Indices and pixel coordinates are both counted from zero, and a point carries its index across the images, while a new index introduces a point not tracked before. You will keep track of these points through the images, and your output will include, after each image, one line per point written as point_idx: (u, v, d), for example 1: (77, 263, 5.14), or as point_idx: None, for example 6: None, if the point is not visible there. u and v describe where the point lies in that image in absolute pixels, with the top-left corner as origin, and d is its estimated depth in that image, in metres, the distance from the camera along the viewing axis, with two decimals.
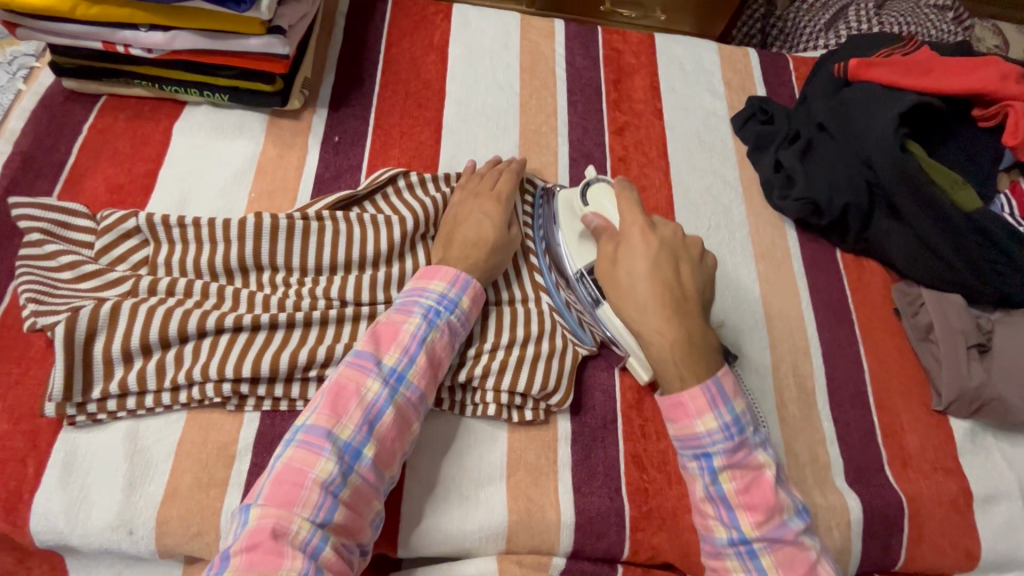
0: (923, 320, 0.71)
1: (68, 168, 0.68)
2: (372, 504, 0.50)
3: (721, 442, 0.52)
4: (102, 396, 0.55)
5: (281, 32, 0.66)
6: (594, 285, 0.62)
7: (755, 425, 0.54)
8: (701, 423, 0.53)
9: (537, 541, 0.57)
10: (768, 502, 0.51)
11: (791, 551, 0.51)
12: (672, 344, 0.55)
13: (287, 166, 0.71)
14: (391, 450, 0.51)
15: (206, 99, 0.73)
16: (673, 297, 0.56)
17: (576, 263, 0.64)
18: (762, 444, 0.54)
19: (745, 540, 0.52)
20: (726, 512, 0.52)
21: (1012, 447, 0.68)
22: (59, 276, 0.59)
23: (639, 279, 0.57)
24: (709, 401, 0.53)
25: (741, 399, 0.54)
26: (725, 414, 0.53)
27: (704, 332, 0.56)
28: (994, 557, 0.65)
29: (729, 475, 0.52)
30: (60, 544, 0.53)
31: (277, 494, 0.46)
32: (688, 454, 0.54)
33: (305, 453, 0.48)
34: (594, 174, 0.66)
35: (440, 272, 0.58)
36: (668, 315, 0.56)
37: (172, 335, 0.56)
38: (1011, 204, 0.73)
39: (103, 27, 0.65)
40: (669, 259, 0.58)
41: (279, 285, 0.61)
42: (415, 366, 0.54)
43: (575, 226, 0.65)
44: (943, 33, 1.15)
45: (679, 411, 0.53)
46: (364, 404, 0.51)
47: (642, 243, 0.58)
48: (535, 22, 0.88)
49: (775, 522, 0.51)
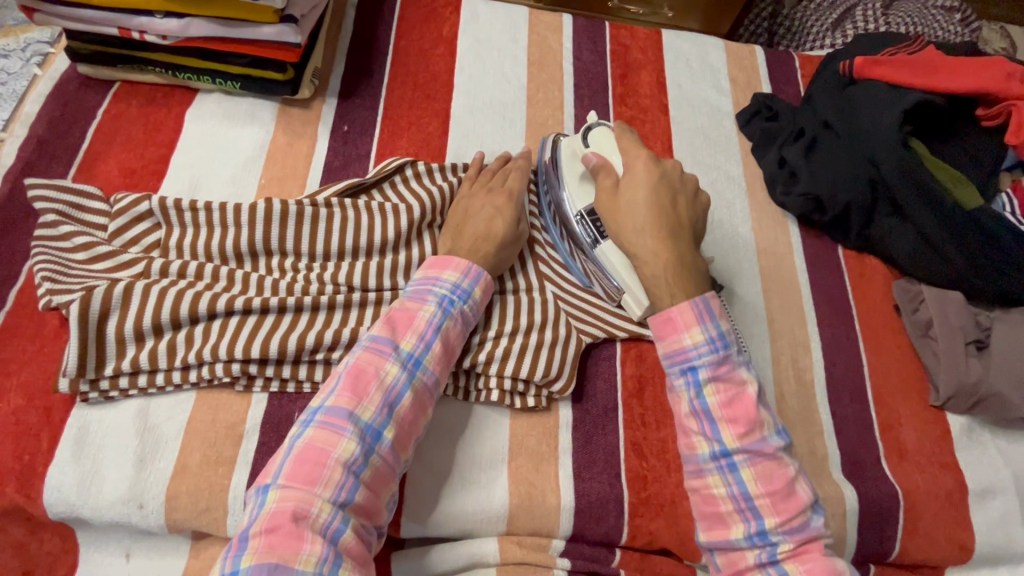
0: (922, 316, 0.72)
1: (82, 152, 0.69)
2: (389, 485, 0.51)
3: (706, 355, 0.54)
4: (114, 374, 0.56)
5: (294, 21, 0.67)
6: (593, 226, 0.64)
7: (740, 345, 0.56)
8: (688, 336, 0.55)
9: (538, 524, 0.58)
10: (749, 416, 0.52)
11: (770, 465, 0.52)
12: (666, 267, 0.58)
13: (297, 154, 0.73)
14: (408, 431, 0.53)
15: (218, 87, 0.74)
16: (668, 223, 0.60)
17: (577, 205, 0.66)
18: (747, 364, 0.55)
19: (726, 453, 0.52)
20: (710, 425, 0.53)
21: (1008, 444, 0.69)
22: (74, 256, 0.60)
23: (637, 206, 0.60)
24: (695, 315, 0.55)
25: (727, 320, 0.56)
26: (710, 329, 0.55)
27: (696, 259, 0.59)
28: (988, 551, 0.66)
29: (713, 389, 0.54)
30: (71, 517, 0.54)
31: (298, 474, 0.47)
32: (675, 371, 0.55)
33: (326, 434, 0.49)
34: (595, 120, 0.69)
35: (452, 262, 0.59)
36: (662, 239, 0.59)
37: (183, 316, 0.57)
38: (1014, 203, 0.72)
39: (119, 13, 0.66)
40: (668, 191, 0.61)
41: (288, 270, 0.62)
42: (430, 352, 0.55)
43: (577, 167, 0.67)
44: (951, 34, 1.15)
45: (669, 327, 0.56)
46: (383, 386, 0.52)
47: (645, 176, 0.61)
48: (543, 16, 0.88)
49: (756, 436, 0.52)
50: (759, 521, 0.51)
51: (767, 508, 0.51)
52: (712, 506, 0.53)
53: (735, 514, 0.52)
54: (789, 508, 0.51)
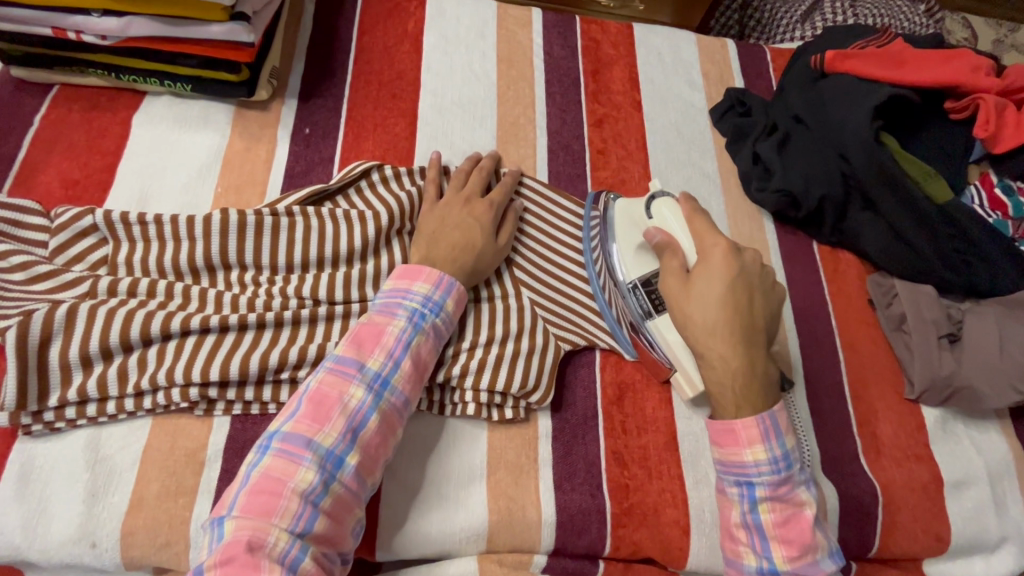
0: (896, 310, 0.72)
1: (18, 162, 0.64)
2: (354, 511, 0.49)
3: (767, 475, 0.53)
4: (59, 404, 0.52)
5: (245, 19, 0.63)
6: (647, 299, 0.62)
7: (802, 465, 0.54)
8: (750, 453, 0.53)
9: (518, 540, 0.57)
10: (803, 539, 0.52)
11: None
12: (733, 374, 0.54)
13: (254, 159, 0.69)
14: (375, 455, 0.50)
15: (167, 89, 0.70)
16: (743, 326, 0.55)
17: (631, 275, 0.64)
18: (806, 483, 0.55)
19: (774, 571, 0.53)
20: (760, 541, 0.53)
21: (980, 434, 0.70)
22: (11, 276, 0.55)
23: (711, 304, 0.55)
24: (761, 433, 0.53)
25: (792, 436, 0.54)
26: (775, 448, 0.53)
27: (766, 366, 0.56)
28: (964, 541, 0.66)
29: (768, 506, 0.53)
30: (17, 560, 0.50)
31: (253, 504, 0.45)
32: (730, 480, 0.55)
33: (283, 462, 0.46)
34: (657, 188, 0.65)
35: (423, 273, 0.57)
36: (734, 342, 0.55)
37: (134, 338, 0.53)
38: (981, 195, 0.74)
39: (53, 12, 0.61)
40: (746, 290, 0.56)
41: (248, 284, 0.59)
42: (399, 370, 0.52)
43: (634, 235, 0.65)
44: (916, 25, 1.16)
45: (730, 438, 0.54)
46: (347, 411, 0.49)
47: (723, 270, 0.56)
48: (511, 11, 0.86)
49: (807, 560, 0.52)
50: None
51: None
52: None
53: None
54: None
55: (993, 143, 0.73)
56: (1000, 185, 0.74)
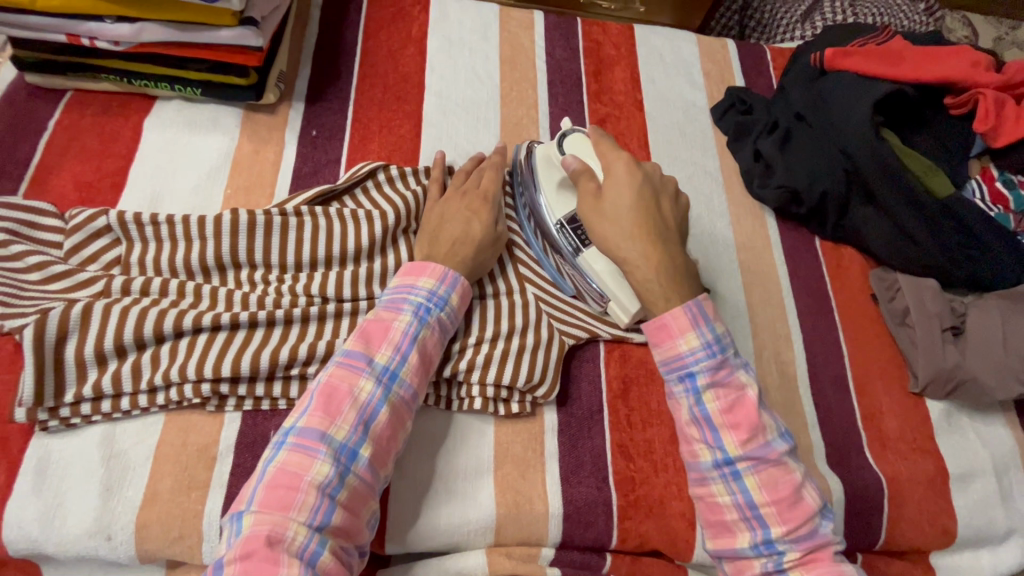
0: (900, 305, 0.73)
1: (33, 166, 0.66)
2: (369, 504, 0.50)
3: (704, 359, 0.54)
4: (75, 400, 0.53)
5: (254, 24, 0.65)
6: (574, 235, 0.64)
7: (735, 347, 0.56)
8: (684, 342, 0.54)
9: (526, 533, 0.57)
10: (751, 421, 0.53)
11: (775, 471, 0.52)
12: (657, 270, 0.57)
13: (263, 161, 0.70)
14: (386, 448, 0.51)
15: (178, 94, 0.71)
16: (655, 225, 0.59)
17: (555, 213, 0.65)
18: (743, 366, 0.56)
19: (729, 460, 0.52)
20: (711, 432, 0.53)
21: (985, 427, 0.70)
22: (28, 277, 0.57)
23: (623, 209, 0.59)
24: (690, 320, 0.55)
25: (721, 321, 0.56)
26: (707, 333, 0.54)
27: (684, 261, 0.59)
28: (970, 534, 0.67)
29: (712, 395, 0.54)
30: (34, 553, 0.51)
31: (272, 499, 0.45)
32: (673, 378, 0.55)
33: (298, 456, 0.47)
34: (570, 126, 0.68)
35: (428, 269, 0.58)
36: (650, 242, 0.58)
37: (147, 335, 0.55)
38: (983, 189, 0.74)
39: (67, 19, 0.63)
40: (652, 193, 0.60)
41: (258, 283, 0.60)
42: (407, 364, 0.53)
43: (555, 176, 0.66)
44: (916, 24, 1.17)
45: (663, 333, 0.55)
46: (357, 404, 0.50)
47: (629, 178, 0.60)
48: (514, 14, 0.87)
49: (758, 441, 0.52)
50: (765, 529, 0.51)
51: (773, 516, 0.51)
52: (718, 515, 0.53)
53: (740, 522, 0.52)
54: (795, 515, 0.51)
55: (994, 138, 0.73)
56: (1000, 179, 0.74)
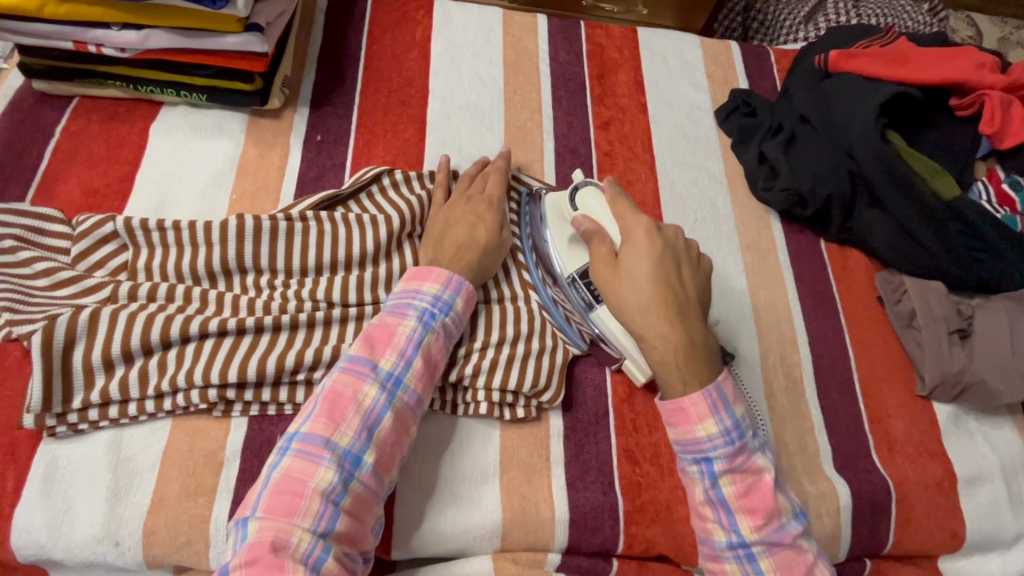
0: (906, 307, 0.72)
1: (40, 172, 0.66)
2: (373, 510, 0.50)
3: (722, 447, 0.52)
4: (82, 406, 0.54)
5: (260, 29, 0.65)
6: (586, 290, 0.62)
7: (753, 428, 0.54)
8: (702, 428, 0.52)
9: (532, 538, 0.57)
10: (766, 506, 0.52)
11: (790, 554, 0.52)
12: (675, 350, 0.54)
13: (268, 166, 0.70)
14: (391, 453, 0.51)
15: (183, 99, 0.72)
16: (675, 298, 0.56)
17: (568, 268, 0.63)
18: (761, 446, 0.54)
19: (744, 543, 0.52)
20: (727, 516, 0.53)
21: (994, 430, 0.70)
22: (35, 283, 0.57)
23: (641, 281, 0.56)
24: (709, 406, 0.52)
25: (741, 404, 0.54)
26: (726, 420, 0.53)
27: (706, 338, 0.56)
28: (979, 538, 0.66)
29: (728, 479, 0.53)
30: (43, 558, 0.51)
31: (276, 504, 0.46)
32: (688, 459, 0.54)
33: (303, 462, 0.47)
34: (581, 178, 0.66)
35: (433, 274, 0.58)
36: (670, 319, 0.55)
37: (154, 341, 0.55)
38: (989, 191, 0.74)
39: (74, 26, 0.63)
40: (672, 260, 0.57)
41: (264, 288, 0.60)
42: (411, 369, 0.53)
43: (566, 231, 0.64)
44: (920, 24, 1.17)
45: (681, 417, 0.53)
46: (361, 410, 0.50)
47: (648, 246, 0.57)
48: (517, 17, 0.87)
49: (774, 526, 0.52)
50: None
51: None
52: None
53: None
54: None
55: (1000, 139, 0.72)
56: (1008, 181, 0.74)
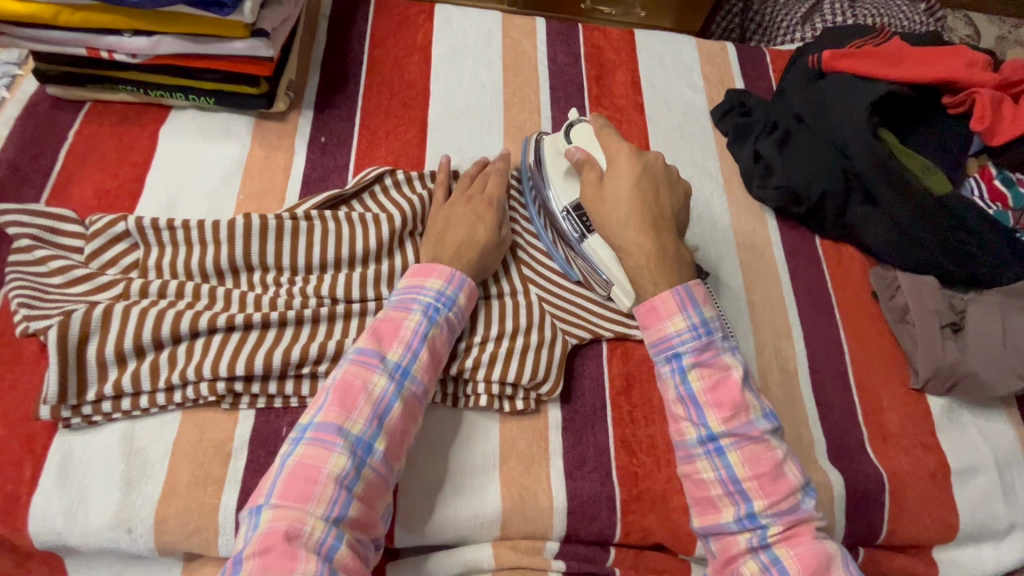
0: (899, 302, 0.73)
1: (55, 174, 0.68)
2: (383, 497, 0.51)
3: (689, 341, 0.56)
4: (96, 398, 0.55)
5: (265, 35, 0.67)
6: (578, 221, 0.66)
7: (723, 330, 0.58)
8: (671, 323, 0.57)
9: (531, 527, 0.59)
10: (733, 400, 0.54)
11: (757, 448, 0.54)
12: (649, 257, 0.60)
13: (274, 167, 0.72)
14: (399, 442, 0.53)
15: (192, 103, 0.74)
16: (652, 213, 0.62)
17: (562, 201, 0.67)
18: (731, 349, 0.58)
19: (713, 437, 0.54)
20: (696, 411, 0.55)
21: (987, 423, 0.71)
22: (50, 281, 0.59)
23: (622, 200, 0.62)
24: (677, 303, 0.58)
25: (710, 306, 0.58)
26: (693, 316, 0.57)
27: (678, 249, 0.61)
28: (972, 529, 0.67)
29: (697, 374, 0.56)
30: (59, 545, 0.53)
31: (290, 492, 0.47)
32: (661, 358, 0.58)
33: (316, 450, 0.49)
34: (576, 116, 0.71)
35: (436, 270, 0.60)
36: (645, 231, 0.61)
37: (165, 336, 0.57)
38: (981, 187, 0.75)
39: (87, 33, 0.65)
40: (653, 184, 0.63)
41: (270, 285, 0.62)
42: (418, 360, 0.55)
43: (561, 165, 0.69)
44: (916, 24, 1.18)
45: (653, 316, 0.58)
46: (372, 399, 0.52)
47: (629, 170, 0.63)
48: (516, 20, 0.89)
49: (741, 419, 0.54)
50: (748, 504, 0.53)
51: (756, 491, 0.52)
52: (703, 491, 0.54)
53: (725, 498, 0.53)
54: (777, 490, 0.52)
55: (991, 136, 0.74)
56: (999, 177, 0.75)
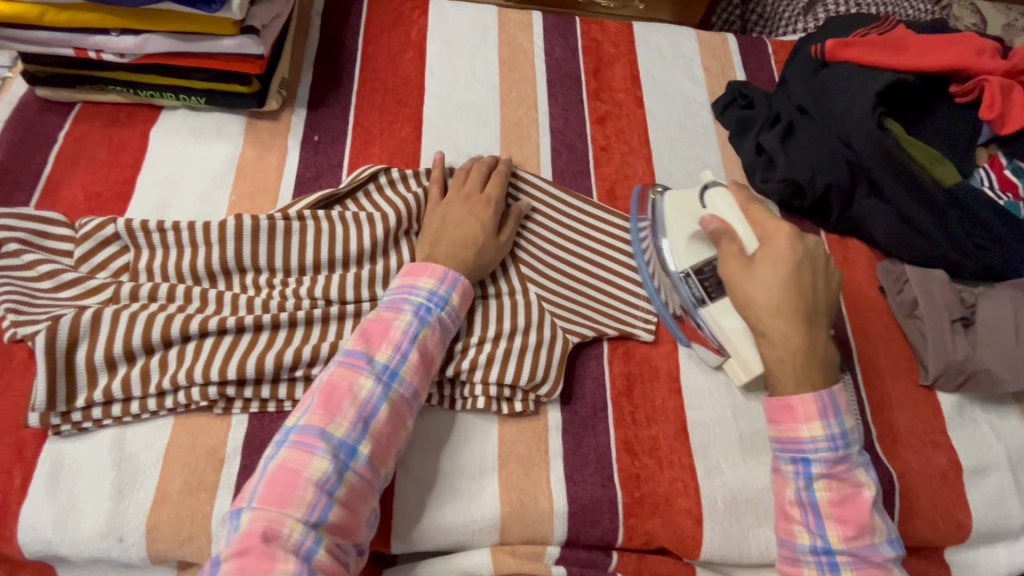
0: (908, 297, 0.71)
1: (44, 177, 0.67)
2: (368, 502, 0.50)
3: (824, 452, 0.54)
4: (86, 404, 0.54)
5: (255, 32, 0.66)
6: (699, 285, 0.65)
7: (859, 442, 0.56)
8: (807, 429, 0.55)
9: (531, 531, 0.57)
10: (860, 520, 0.53)
11: (875, 573, 0.53)
12: (796, 352, 0.56)
13: (267, 167, 0.71)
14: (386, 446, 0.51)
15: (182, 103, 0.73)
16: (806, 304, 0.57)
17: (683, 262, 0.66)
18: (864, 464, 0.55)
19: (829, 550, 0.53)
20: (815, 518, 0.54)
21: (999, 419, 0.69)
22: (39, 285, 0.58)
23: (773, 285, 0.58)
24: (819, 409, 0.55)
25: (851, 417, 0.56)
26: (834, 426, 0.54)
27: (827, 346, 0.58)
28: (986, 529, 0.65)
29: (824, 485, 0.54)
30: (50, 555, 0.52)
31: (270, 495, 0.46)
32: (785, 457, 0.56)
33: (298, 453, 0.48)
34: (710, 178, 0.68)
35: (429, 269, 0.58)
36: (795, 322, 0.57)
37: (155, 340, 0.56)
38: (991, 178, 0.73)
39: (73, 33, 0.64)
40: (809, 270, 0.59)
41: (263, 287, 0.61)
42: (407, 362, 0.54)
43: (686, 225, 0.67)
44: (920, 12, 1.16)
45: (785, 413, 0.56)
46: (357, 402, 0.51)
47: (788, 253, 0.59)
48: (512, 15, 0.88)
49: (865, 541, 0.53)
50: None
51: None
52: None
53: None
54: None
55: (1000, 125, 0.72)
56: (1009, 167, 0.73)
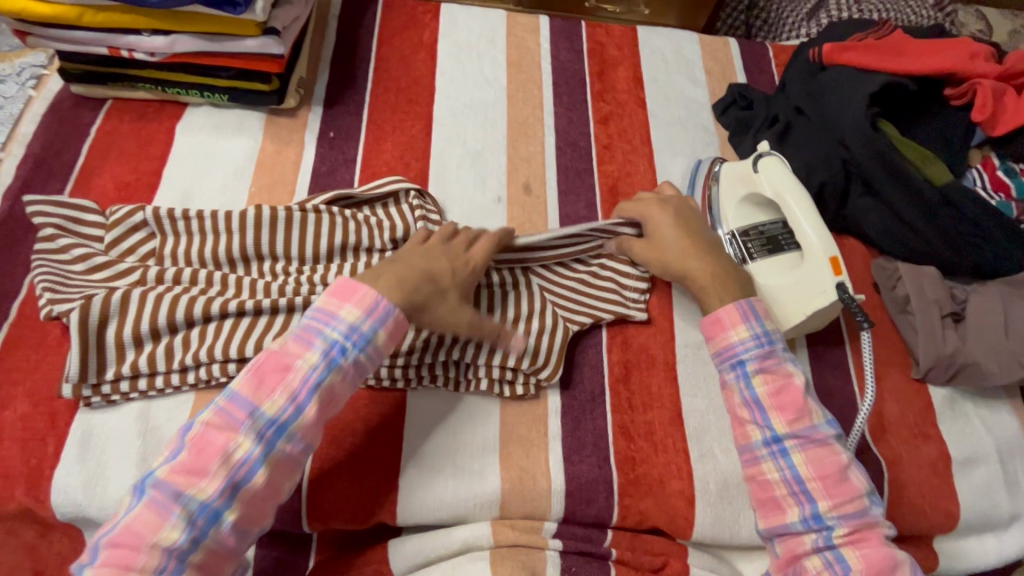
0: (901, 292, 0.73)
1: (78, 167, 0.72)
2: (225, 563, 0.48)
3: (753, 348, 0.59)
4: (115, 377, 0.58)
5: (276, 33, 0.70)
6: (742, 245, 0.71)
7: (782, 340, 0.61)
8: (735, 333, 0.60)
9: (530, 507, 0.60)
10: (797, 405, 0.57)
11: (822, 452, 0.56)
12: (711, 276, 0.64)
13: (285, 161, 0.75)
14: (258, 508, 0.49)
15: (207, 100, 0.77)
16: (702, 240, 0.66)
17: (730, 224, 0.73)
18: (791, 358, 0.60)
19: (777, 438, 0.57)
20: (761, 413, 0.57)
21: (989, 413, 0.71)
22: (73, 267, 0.62)
23: (674, 236, 0.66)
24: (741, 314, 0.61)
25: (770, 319, 0.61)
26: (755, 326, 0.60)
27: (734, 267, 0.65)
28: (974, 519, 0.67)
29: (761, 379, 0.58)
30: (79, 517, 0.56)
31: (113, 556, 0.44)
32: (724, 366, 0.60)
33: (149, 515, 0.45)
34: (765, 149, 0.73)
35: (356, 296, 0.53)
36: (701, 256, 0.65)
37: (179, 320, 0.59)
38: (984, 178, 0.76)
39: (108, 32, 0.69)
40: (683, 219, 0.68)
41: (280, 273, 0.64)
42: (300, 417, 0.50)
43: (738, 191, 0.73)
44: (922, 19, 1.18)
45: (716, 327, 0.61)
46: (229, 462, 0.47)
47: (656, 213, 0.68)
48: (520, 18, 0.91)
49: (805, 422, 0.57)
50: (812, 501, 0.55)
51: (820, 490, 0.55)
52: (768, 492, 0.56)
53: (789, 499, 0.56)
54: (842, 492, 0.54)
55: (992, 126, 0.74)
56: (1002, 168, 0.75)
